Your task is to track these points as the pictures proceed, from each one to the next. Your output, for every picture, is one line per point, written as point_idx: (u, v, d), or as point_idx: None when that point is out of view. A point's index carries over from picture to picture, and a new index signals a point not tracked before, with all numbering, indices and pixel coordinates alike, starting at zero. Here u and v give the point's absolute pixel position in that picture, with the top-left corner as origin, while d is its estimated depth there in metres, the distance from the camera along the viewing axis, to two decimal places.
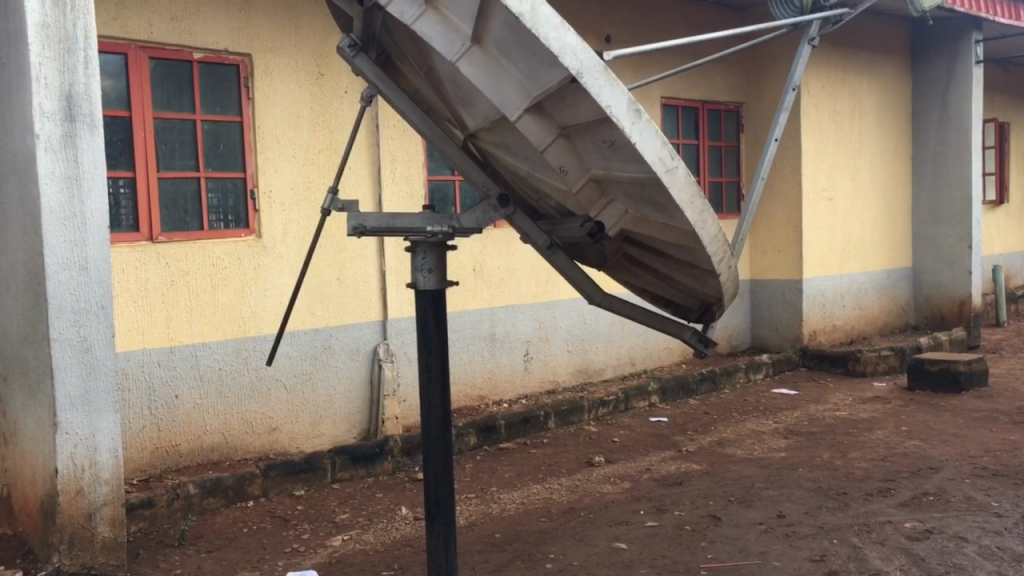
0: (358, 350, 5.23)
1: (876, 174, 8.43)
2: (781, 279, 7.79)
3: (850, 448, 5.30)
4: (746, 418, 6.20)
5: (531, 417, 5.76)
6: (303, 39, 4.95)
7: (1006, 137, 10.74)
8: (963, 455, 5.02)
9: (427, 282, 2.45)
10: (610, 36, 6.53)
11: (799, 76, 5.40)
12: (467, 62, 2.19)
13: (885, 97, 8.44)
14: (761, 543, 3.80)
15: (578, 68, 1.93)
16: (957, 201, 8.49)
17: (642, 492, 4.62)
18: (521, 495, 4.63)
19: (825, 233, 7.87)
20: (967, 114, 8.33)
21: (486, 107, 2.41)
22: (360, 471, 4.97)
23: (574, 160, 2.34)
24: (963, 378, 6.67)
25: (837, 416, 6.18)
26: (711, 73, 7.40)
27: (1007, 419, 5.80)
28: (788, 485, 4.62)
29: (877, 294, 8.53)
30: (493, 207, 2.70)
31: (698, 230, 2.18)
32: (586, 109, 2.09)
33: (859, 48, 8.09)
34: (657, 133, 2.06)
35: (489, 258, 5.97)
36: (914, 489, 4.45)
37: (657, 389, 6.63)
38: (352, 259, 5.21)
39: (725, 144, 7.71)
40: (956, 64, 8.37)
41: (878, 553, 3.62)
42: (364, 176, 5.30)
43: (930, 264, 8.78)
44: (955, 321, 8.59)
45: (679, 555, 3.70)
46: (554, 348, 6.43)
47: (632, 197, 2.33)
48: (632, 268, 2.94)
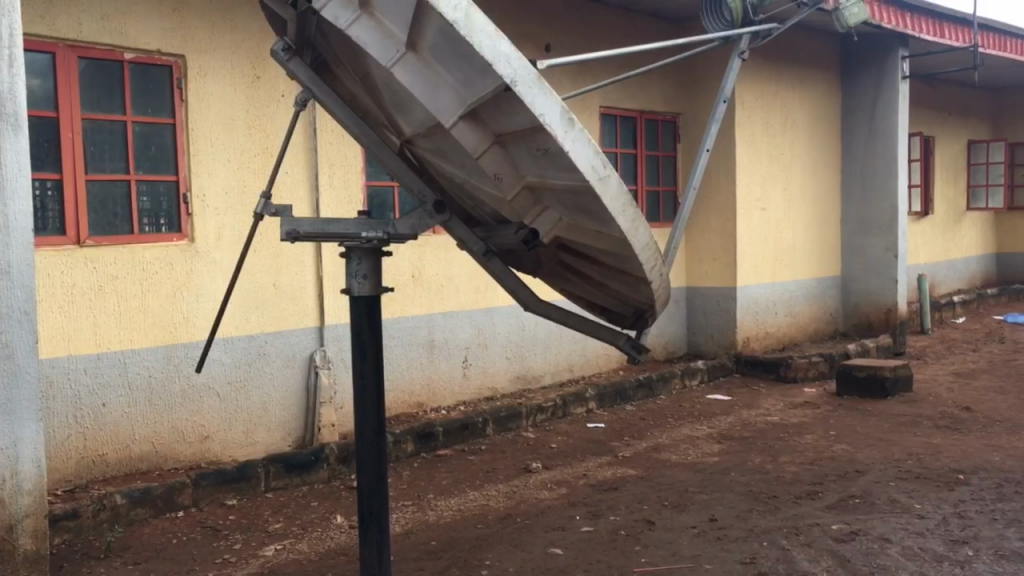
0: (293, 356, 5.16)
1: (807, 186, 8.65)
2: (716, 287, 7.93)
3: (781, 452, 5.42)
4: (681, 424, 6.28)
5: (468, 423, 5.76)
6: (239, 42, 4.88)
7: (931, 151, 11.14)
8: (888, 458, 5.17)
9: (362, 288, 2.48)
10: (549, 45, 6.58)
11: (729, 89, 5.50)
12: (402, 69, 2.19)
13: (816, 110, 8.67)
14: (694, 546, 3.86)
15: (511, 75, 1.97)
16: (884, 211, 8.76)
17: (578, 497, 4.65)
18: (457, 501, 4.62)
19: (758, 242, 8.04)
20: (894, 128, 8.62)
21: (421, 113, 2.41)
22: (295, 479, 4.90)
23: (508, 168, 2.36)
24: (889, 383, 6.87)
25: (769, 421, 6.31)
26: (649, 83, 7.51)
27: (930, 424, 5.99)
28: (721, 489, 4.70)
29: (808, 301, 8.74)
30: (428, 214, 2.68)
31: (631, 238, 2.25)
32: (520, 118, 2.11)
33: (792, 62, 8.29)
34: (591, 143, 2.10)
35: (428, 264, 5.96)
36: (841, 491, 4.57)
37: (594, 395, 6.68)
38: (288, 264, 5.15)
39: (662, 154, 7.83)
40: (884, 79, 8.66)
41: (806, 555, 3.70)
42: (301, 181, 5.24)
43: (858, 273, 9.03)
44: (882, 328, 8.85)
45: (613, 559, 3.74)
46: (492, 354, 6.44)
47: (565, 205, 2.37)
48: (568, 276, 2.97)
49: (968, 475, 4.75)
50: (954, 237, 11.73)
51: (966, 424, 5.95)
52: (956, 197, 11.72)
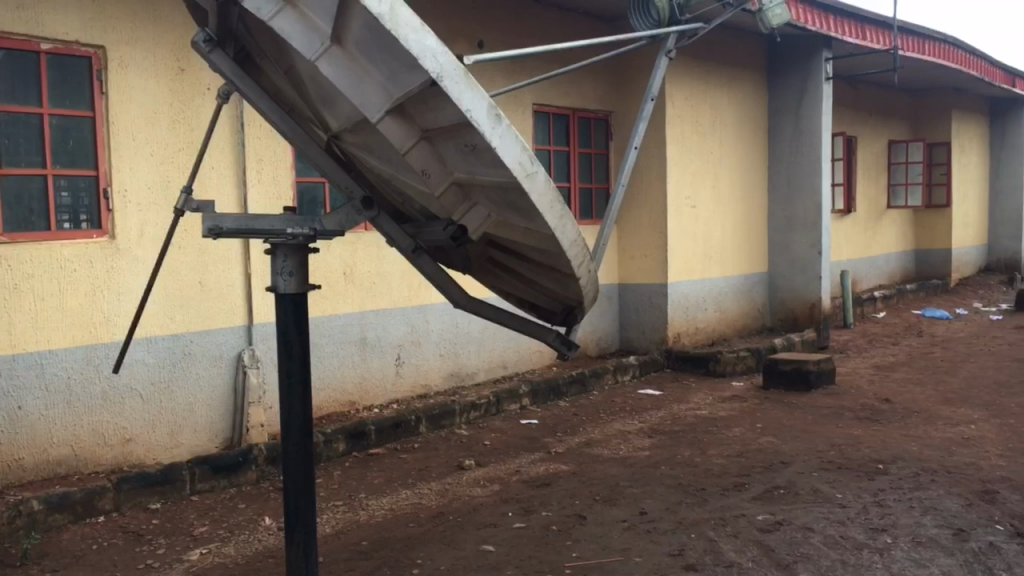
0: (220, 355, 5.05)
1: (735, 184, 8.81)
2: (647, 283, 8.03)
3: (710, 446, 5.52)
4: (613, 419, 6.35)
5: (401, 421, 5.72)
6: (161, 33, 4.75)
7: (853, 150, 11.45)
8: (812, 449, 5.30)
9: (289, 285, 2.45)
10: (482, 42, 6.57)
11: (657, 87, 5.55)
12: (326, 62, 2.16)
13: (743, 109, 8.84)
14: (624, 540, 3.90)
15: (437, 71, 1.96)
16: (809, 209, 8.98)
17: (511, 494, 4.66)
18: (389, 500, 4.58)
19: (688, 238, 8.16)
20: (818, 127, 8.83)
21: (348, 109, 2.37)
22: (222, 481, 4.80)
23: (436, 164, 2.34)
24: (813, 376, 7.05)
25: (699, 415, 6.42)
26: (581, 81, 7.55)
27: (852, 416, 6.17)
28: (651, 482, 4.77)
29: (736, 297, 8.93)
30: (356, 210, 2.65)
31: (559, 234, 2.27)
32: (447, 114, 2.10)
33: (721, 61, 8.44)
34: (517, 139, 2.11)
35: (360, 262, 5.88)
36: (766, 483, 4.68)
37: (528, 392, 6.69)
38: (214, 262, 5.02)
39: (594, 152, 7.88)
40: (808, 80, 8.87)
41: (732, 545, 3.78)
42: (228, 176, 5.12)
43: (784, 269, 9.25)
44: (806, 323, 9.09)
45: (545, 555, 3.75)
46: (425, 352, 6.40)
47: (494, 201, 2.38)
48: (498, 274, 2.97)
49: (887, 464, 4.91)
50: (876, 234, 12.11)
51: (886, 415, 6.15)
52: (878, 196, 12.10)
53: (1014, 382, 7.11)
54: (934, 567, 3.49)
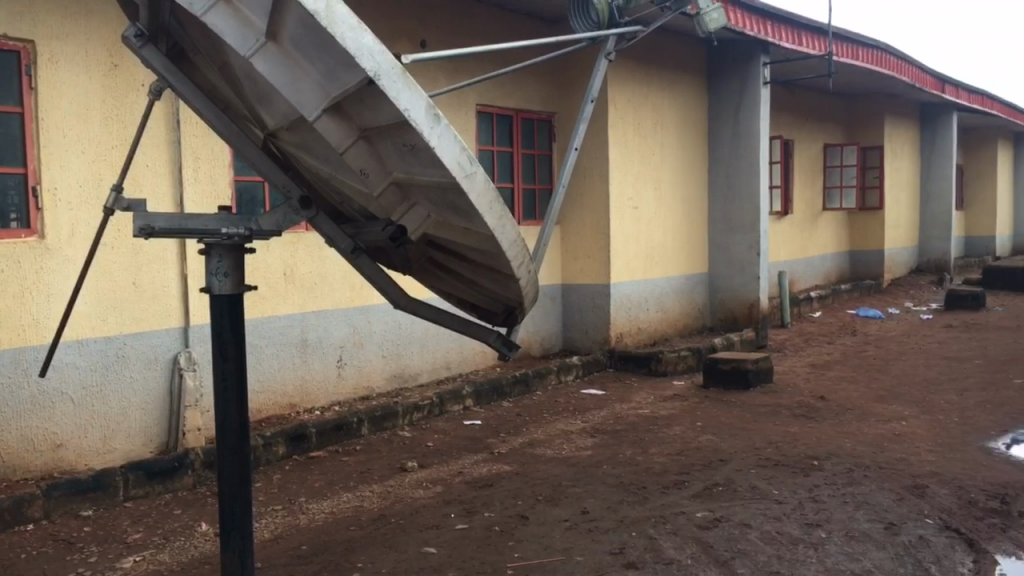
0: (155, 358, 4.94)
1: (677, 186, 8.92)
2: (590, 284, 8.08)
3: (651, 444, 5.58)
4: (556, 419, 6.37)
5: (342, 423, 5.65)
6: (94, 27, 4.62)
7: (791, 153, 11.68)
8: (750, 447, 5.40)
9: (224, 287, 2.41)
10: (424, 41, 6.54)
11: (597, 88, 5.58)
12: (261, 59, 2.12)
13: (684, 112, 8.95)
14: (566, 539, 3.91)
15: (375, 69, 1.95)
16: (747, 210, 9.15)
17: (453, 495, 4.64)
18: (330, 504, 4.53)
19: (630, 239, 8.24)
20: (756, 130, 9.00)
21: (285, 107, 2.34)
22: (157, 487, 4.68)
23: (374, 164, 2.33)
24: (751, 375, 7.18)
25: (640, 414, 6.48)
26: (525, 82, 7.56)
27: (788, 413, 6.30)
28: (593, 481, 4.80)
29: (677, 297, 9.04)
30: (293, 210, 2.60)
31: (498, 234, 2.29)
32: (385, 113, 2.09)
33: (662, 64, 8.54)
34: (456, 139, 2.11)
35: (300, 262, 5.80)
36: (705, 480, 4.75)
37: (471, 393, 6.67)
38: (149, 263, 4.90)
39: (538, 153, 7.91)
40: (747, 84, 9.03)
41: (672, 543, 3.82)
42: (163, 175, 5.00)
43: (724, 270, 9.41)
44: (745, 323, 9.26)
45: (487, 556, 3.75)
46: (368, 353, 6.35)
47: (434, 202, 2.37)
48: (439, 275, 2.96)
49: (822, 460, 5.02)
50: (812, 236, 12.38)
51: (821, 412, 6.29)
52: (814, 197, 12.37)
53: (943, 379, 7.34)
54: (866, 560, 3.58)
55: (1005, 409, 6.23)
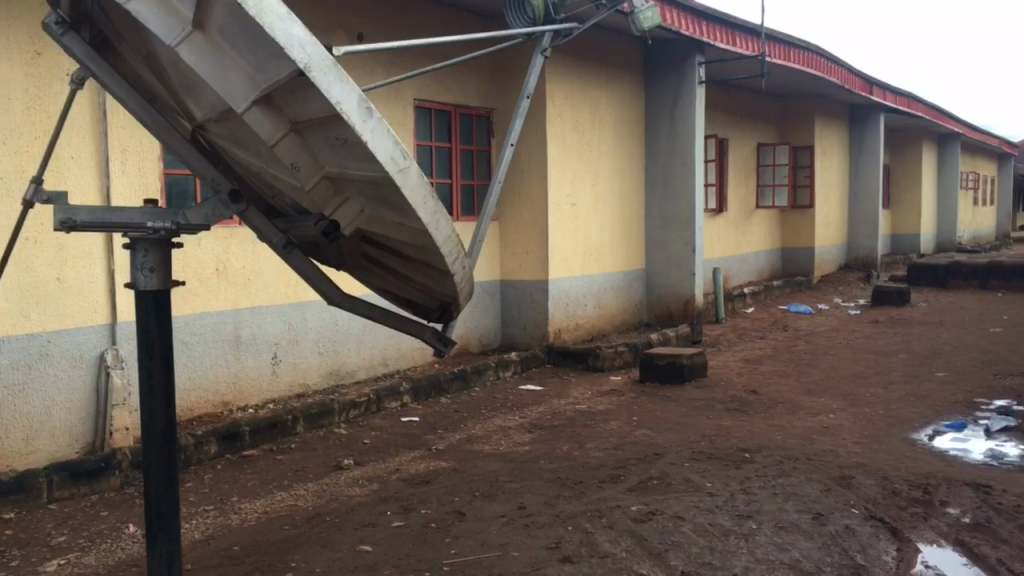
0: (81, 356, 4.79)
1: (614, 183, 9.00)
2: (528, 280, 8.11)
3: (587, 439, 5.62)
4: (494, 415, 6.38)
5: (277, 422, 5.56)
6: (15, 13, 4.46)
7: (725, 152, 11.88)
8: (684, 441, 5.48)
9: (149, 281, 2.35)
10: (361, 34, 6.48)
11: (533, 85, 5.60)
12: (188, 48, 2.07)
13: (621, 110, 9.03)
14: (503, 535, 3.92)
15: (306, 60, 1.92)
16: (683, 208, 9.28)
17: (390, 492, 4.61)
18: (263, 503, 4.46)
19: (568, 236, 8.28)
20: (691, 129, 9.14)
21: (213, 98, 2.29)
22: (82, 488, 4.54)
23: (306, 156, 2.29)
24: (686, 370, 7.29)
25: (577, 409, 6.53)
26: (463, 77, 7.53)
27: (722, 407, 6.41)
28: (530, 477, 4.81)
29: (615, 294, 9.13)
30: (223, 204, 2.55)
31: (432, 229, 2.29)
32: (316, 105, 2.07)
33: (600, 62, 8.59)
34: (389, 133, 2.10)
35: (233, 258, 5.68)
36: (641, 474, 4.80)
37: (409, 390, 6.62)
38: (74, 258, 4.75)
39: (476, 148, 7.89)
40: (683, 82, 9.15)
41: (607, 536, 3.86)
42: (89, 167, 4.85)
43: (660, 266, 9.54)
44: (681, 318, 9.41)
45: (423, 553, 3.73)
46: (303, 350, 6.26)
47: (367, 196, 2.35)
48: (374, 271, 2.93)
49: (753, 453, 5.13)
50: (746, 234, 12.62)
51: (753, 406, 6.42)
52: (748, 196, 12.61)
53: (869, 372, 7.55)
54: (795, 550, 3.66)
55: (927, 401, 6.44)
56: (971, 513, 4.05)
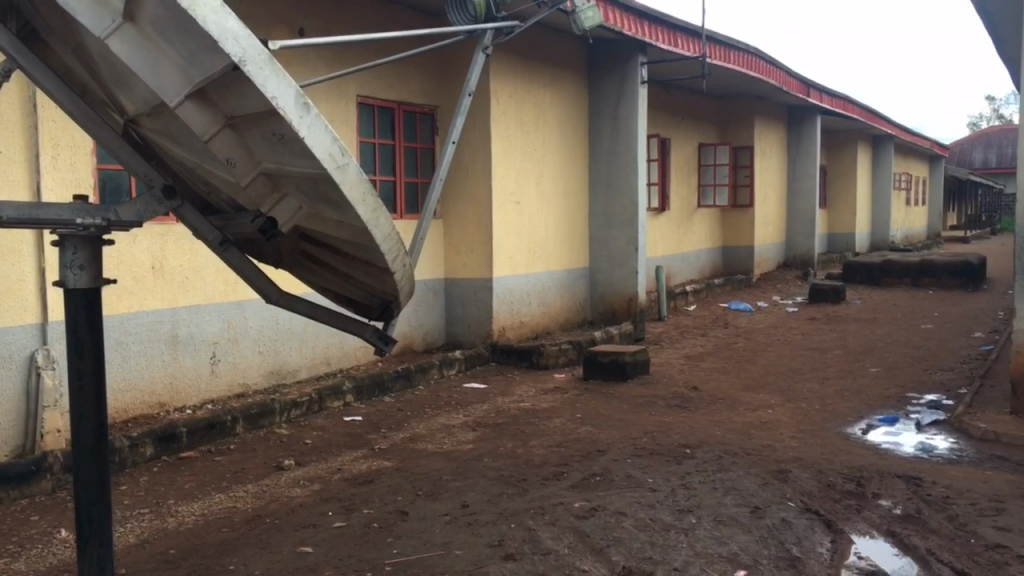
0: (9, 356, 4.64)
1: (558, 182, 9.04)
2: (472, 278, 8.10)
3: (530, 437, 5.63)
4: (438, 413, 6.36)
5: (215, 422, 5.46)
6: None
7: (668, 152, 12.02)
8: (626, 437, 5.53)
9: (79, 280, 2.29)
10: (302, 29, 6.40)
11: (475, 82, 5.59)
12: (118, 40, 2.02)
13: (565, 109, 9.08)
14: (445, 533, 3.91)
15: (240, 55, 1.90)
16: (626, 207, 9.36)
17: (331, 493, 4.56)
18: (201, 506, 4.37)
19: (512, 234, 8.29)
20: (634, 128, 9.22)
21: (145, 92, 2.23)
22: (11, 493, 4.40)
23: (242, 152, 2.25)
24: (628, 367, 7.36)
25: (521, 407, 6.55)
26: (407, 74, 7.48)
27: (663, 403, 6.49)
28: (473, 475, 4.81)
29: (559, 292, 9.17)
30: (156, 200, 2.50)
31: (371, 227, 2.31)
32: (251, 100, 2.04)
33: (544, 61, 8.62)
34: (328, 129, 2.10)
35: (170, 255, 5.56)
36: (583, 470, 4.84)
37: (351, 389, 6.56)
38: (2, 255, 4.60)
39: (420, 146, 7.85)
40: (625, 83, 9.24)
41: (549, 533, 3.88)
42: (19, 162, 4.70)
43: (604, 265, 9.61)
44: (624, 316, 9.50)
45: (365, 553, 3.70)
46: (243, 349, 6.16)
47: (305, 192, 2.34)
48: (314, 269, 2.90)
49: (694, 449, 5.20)
50: (687, 232, 12.79)
51: (694, 402, 6.51)
52: (690, 195, 12.78)
53: (806, 368, 7.72)
54: (734, 543, 3.72)
55: (862, 396, 6.61)
56: (902, 504, 4.17)
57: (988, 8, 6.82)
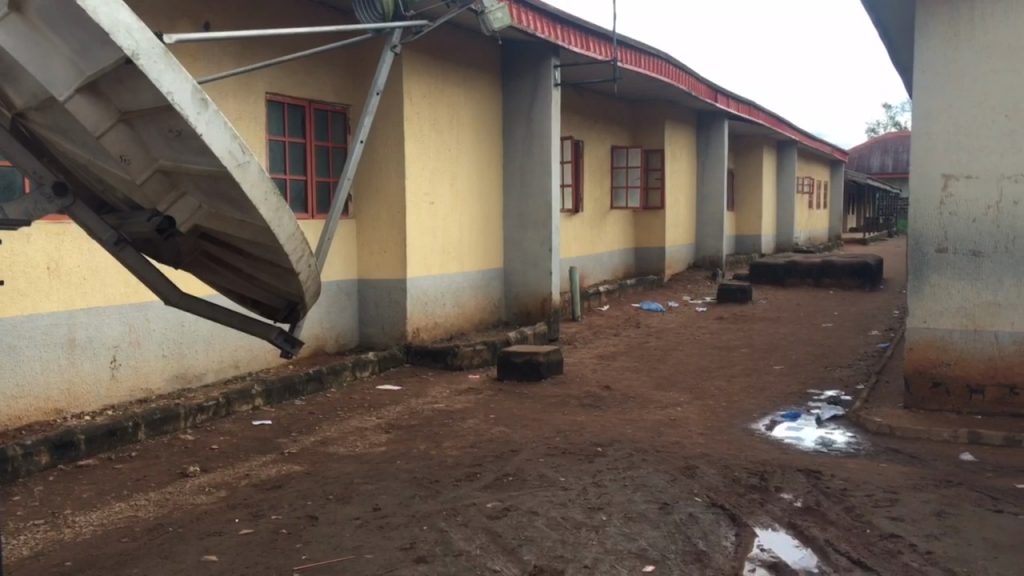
0: None
1: (473, 183, 9.04)
2: (386, 279, 8.03)
3: (443, 438, 5.61)
4: (350, 416, 6.27)
5: (116, 429, 5.26)
6: None
7: (581, 154, 12.13)
8: (539, 436, 5.57)
9: None
10: (208, 23, 6.24)
11: (383, 81, 5.53)
12: (6, 35, 2.25)
13: (479, 110, 9.09)
14: (356, 537, 3.86)
15: (131, 48, 2.18)
16: (540, 208, 9.43)
17: (238, 499, 4.45)
18: (100, 515, 4.21)
19: (426, 235, 8.25)
20: (548, 130, 9.30)
21: (32, 86, 2.38)
22: None
23: (136, 150, 2.51)
24: (542, 367, 7.41)
25: (435, 408, 6.52)
26: (319, 72, 7.37)
27: (576, 403, 6.56)
28: (385, 478, 4.76)
29: (473, 292, 9.17)
30: (46, 198, 2.59)
31: (273, 225, 2.63)
32: (145, 94, 2.30)
33: (458, 61, 8.61)
34: (223, 125, 2.39)
35: (67, 255, 5.33)
36: (496, 471, 4.85)
37: (261, 392, 6.40)
38: None
39: (332, 145, 7.74)
40: (539, 85, 9.30)
41: (462, 534, 3.87)
42: None
43: (518, 266, 9.66)
44: (538, 316, 9.56)
45: (273, 560, 3.62)
46: (146, 353, 5.95)
47: (206, 191, 2.59)
48: (216, 270, 3.08)
49: (605, 447, 5.27)
50: (601, 234, 12.96)
51: (606, 401, 6.59)
52: (602, 197, 12.95)
53: (713, 367, 7.91)
54: (643, 539, 3.79)
55: (766, 393, 6.81)
56: (803, 497, 4.31)
57: (883, 19, 7.10)
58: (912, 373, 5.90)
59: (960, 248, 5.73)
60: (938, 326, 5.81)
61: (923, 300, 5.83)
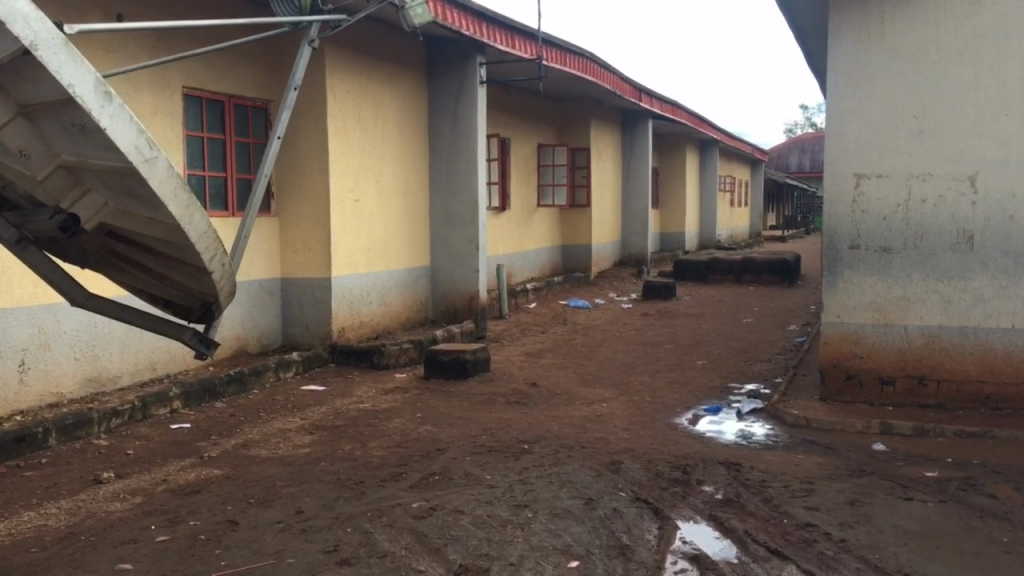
0: None
1: (398, 180, 8.96)
2: (310, 277, 7.89)
3: (368, 438, 5.55)
4: (273, 417, 6.15)
5: (25, 435, 5.06)
6: None
7: (507, 151, 12.06)
8: (465, 435, 5.55)
9: None
10: (121, 14, 6.04)
11: (301, 76, 5.42)
12: None
13: (404, 107, 9.02)
14: (277, 542, 3.78)
15: (30, 38, 2.19)
16: (467, 206, 9.41)
17: (154, 505, 4.32)
18: (6, 525, 4.03)
19: (351, 233, 8.15)
20: (473, 128, 9.27)
21: None
22: None
23: (37, 144, 2.54)
24: (469, 365, 7.40)
25: (360, 408, 6.45)
26: (238, 66, 7.21)
27: (503, 401, 6.56)
28: (308, 480, 4.68)
29: (400, 290, 9.10)
30: None
31: (184, 223, 2.63)
32: (48, 87, 2.33)
33: (382, 58, 8.53)
34: (130, 119, 2.40)
35: None
36: (422, 470, 4.82)
37: (179, 394, 6.24)
38: None
39: (253, 142, 7.58)
40: (465, 82, 9.26)
41: (386, 535, 3.83)
42: None
43: (445, 264, 9.62)
44: (465, 314, 9.54)
45: (190, 567, 3.53)
46: (56, 355, 5.73)
47: (111, 187, 2.60)
48: (127, 270, 3.07)
49: (531, 444, 5.29)
50: (527, 231, 13.01)
51: (532, 399, 6.61)
52: (529, 195, 12.99)
53: (637, 363, 8.02)
54: (567, 535, 3.81)
55: (688, 387, 6.93)
56: (724, 489, 4.40)
57: (799, 21, 7.28)
58: (827, 366, 6.08)
59: (871, 245, 5.92)
60: (852, 320, 6.00)
61: (838, 295, 6.02)
